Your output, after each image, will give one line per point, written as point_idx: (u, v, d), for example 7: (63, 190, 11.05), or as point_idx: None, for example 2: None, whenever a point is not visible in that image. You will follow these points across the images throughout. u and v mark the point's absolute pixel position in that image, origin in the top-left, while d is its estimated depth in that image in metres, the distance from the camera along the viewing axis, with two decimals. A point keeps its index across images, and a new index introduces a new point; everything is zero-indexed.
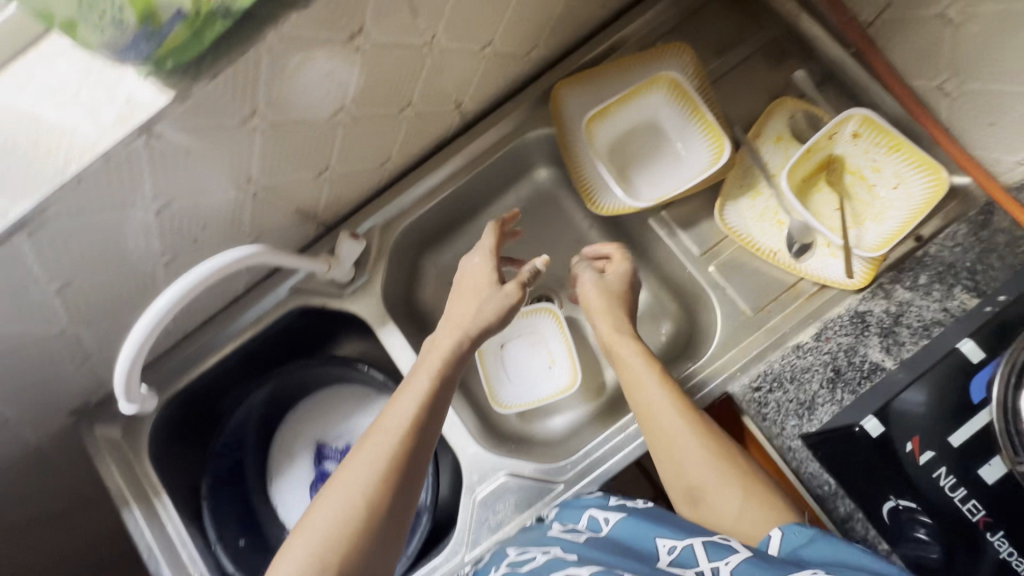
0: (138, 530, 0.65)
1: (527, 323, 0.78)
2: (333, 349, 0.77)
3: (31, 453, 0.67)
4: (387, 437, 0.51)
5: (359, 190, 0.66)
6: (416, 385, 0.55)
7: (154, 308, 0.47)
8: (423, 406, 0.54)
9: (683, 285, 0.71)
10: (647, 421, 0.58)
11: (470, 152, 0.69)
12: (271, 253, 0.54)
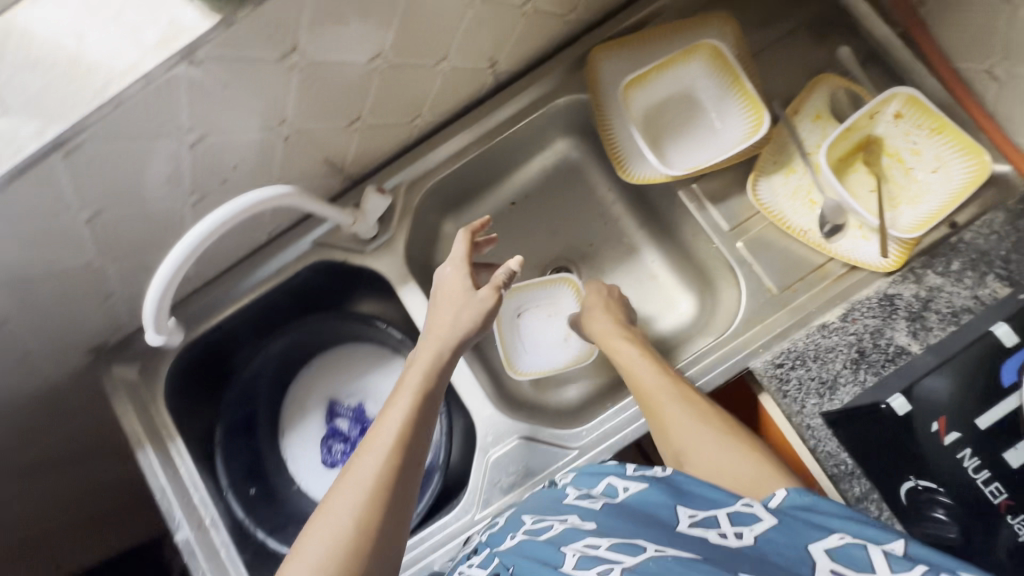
0: (152, 471, 0.66)
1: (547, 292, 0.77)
2: (351, 307, 0.76)
3: (48, 389, 0.67)
4: (385, 439, 0.50)
5: (388, 145, 0.65)
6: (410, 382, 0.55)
7: (184, 243, 0.46)
8: (419, 402, 0.53)
9: (705, 263, 0.72)
10: (645, 399, 0.60)
11: (501, 114, 0.68)
12: (301, 198, 0.53)
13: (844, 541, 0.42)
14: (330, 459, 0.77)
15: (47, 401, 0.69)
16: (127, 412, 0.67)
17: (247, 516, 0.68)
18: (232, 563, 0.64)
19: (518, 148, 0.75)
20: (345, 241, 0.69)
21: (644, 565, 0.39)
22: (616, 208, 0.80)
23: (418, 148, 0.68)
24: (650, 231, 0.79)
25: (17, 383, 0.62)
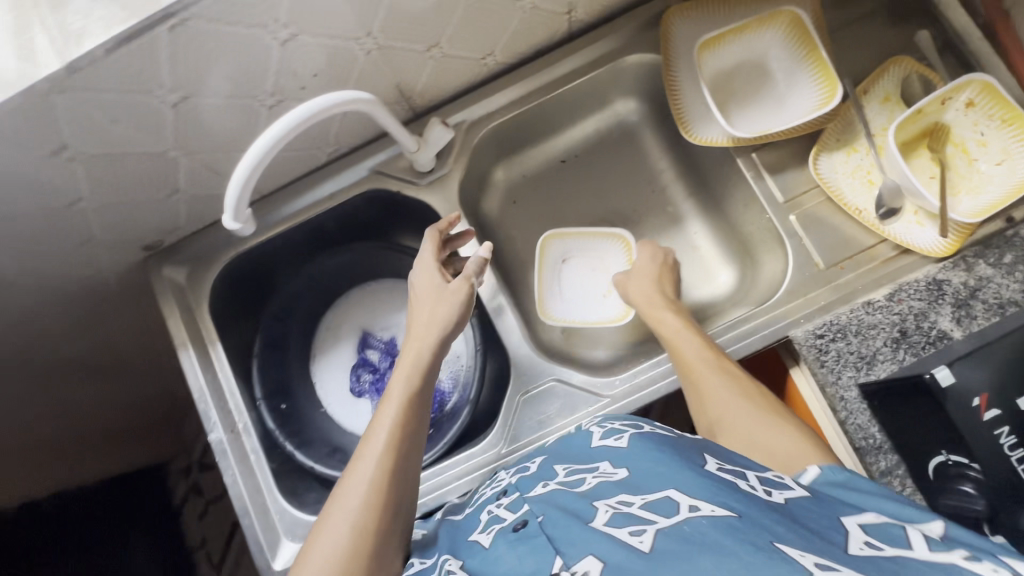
0: (192, 370, 0.68)
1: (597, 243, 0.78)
2: (395, 241, 0.78)
3: (101, 278, 0.69)
4: (376, 461, 0.51)
5: (456, 80, 0.66)
6: (395, 401, 0.55)
7: (263, 138, 0.47)
8: (406, 422, 0.54)
9: (749, 235, 0.73)
10: (685, 368, 0.60)
11: (569, 64, 0.69)
12: (376, 108, 0.53)
13: (881, 520, 0.39)
14: (354, 389, 0.78)
15: (98, 290, 0.71)
16: (172, 312, 0.68)
17: (278, 427, 0.70)
18: (262, 470, 0.66)
19: (578, 102, 0.75)
20: (401, 172, 0.70)
21: (679, 527, 0.38)
22: (665, 176, 0.81)
23: (484, 88, 0.69)
24: (697, 202, 0.79)
25: (75, 266, 0.64)
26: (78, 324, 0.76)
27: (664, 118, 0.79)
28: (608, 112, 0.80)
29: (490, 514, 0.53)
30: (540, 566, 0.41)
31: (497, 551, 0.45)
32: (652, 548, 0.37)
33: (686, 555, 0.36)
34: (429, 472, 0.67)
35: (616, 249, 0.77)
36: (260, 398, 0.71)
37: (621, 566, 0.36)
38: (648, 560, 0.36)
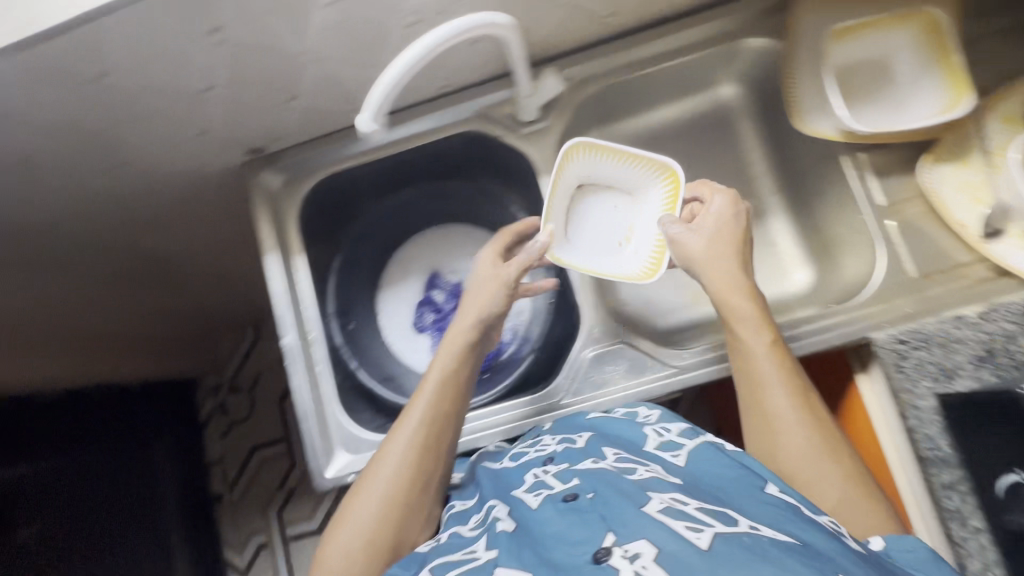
0: (274, 272, 0.69)
1: (632, 173, 0.69)
2: (481, 186, 0.79)
3: (198, 174, 0.71)
4: (407, 444, 0.59)
5: (575, 35, 0.66)
6: (428, 391, 0.62)
7: (416, 49, 0.48)
8: (436, 411, 0.61)
9: (830, 232, 0.72)
10: (749, 385, 0.57)
11: (689, 36, 0.68)
12: (513, 36, 0.54)
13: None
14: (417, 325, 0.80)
15: (194, 184, 0.73)
16: (263, 217, 0.70)
17: (344, 344, 0.73)
18: (326, 380, 0.69)
19: (684, 77, 0.75)
20: (503, 118, 0.70)
21: (739, 537, 0.39)
22: (755, 168, 0.80)
23: (599, 48, 0.69)
24: (783, 198, 0.79)
25: (184, 155, 0.66)
26: (167, 214, 0.79)
27: (767, 109, 0.78)
28: (709, 95, 0.79)
29: (537, 477, 0.55)
30: (590, 536, 0.43)
31: (546, 517, 0.48)
32: (710, 546, 0.38)
33: (748, 559, 0.36)
34: (484, 413, 0.69)
35: (657, 184, 0.68)
36: (331, 313, 0.74)
37: (677, 556, 0.37)
38: (706, 556, 0.37)
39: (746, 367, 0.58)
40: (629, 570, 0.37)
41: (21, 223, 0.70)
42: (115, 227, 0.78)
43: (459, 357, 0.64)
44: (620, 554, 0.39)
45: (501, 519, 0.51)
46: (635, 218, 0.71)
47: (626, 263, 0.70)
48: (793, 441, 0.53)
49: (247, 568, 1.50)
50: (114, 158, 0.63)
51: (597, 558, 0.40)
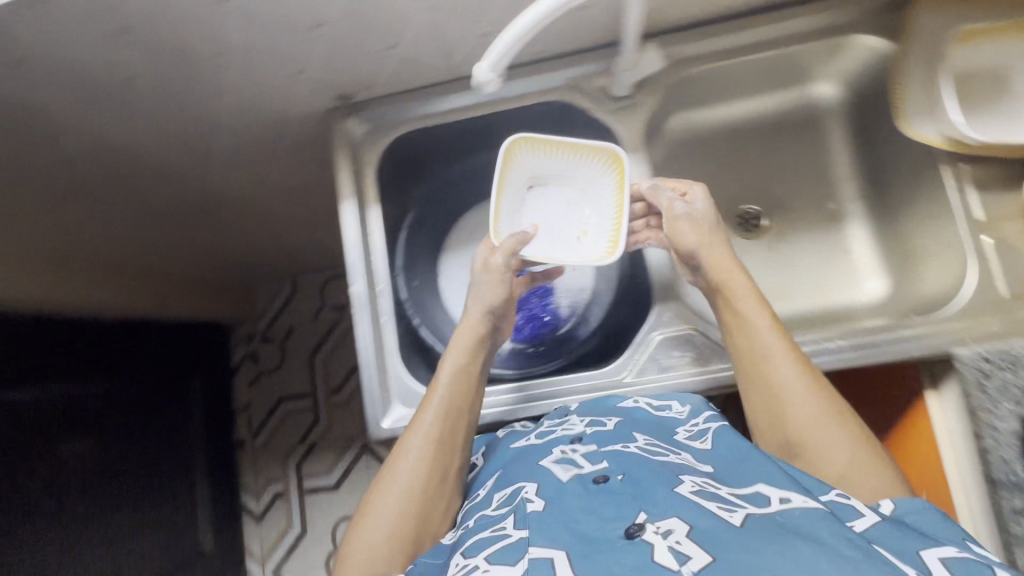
0: (350, 219, 0.70)
1: (578, 166, 0.69)
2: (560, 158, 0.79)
3: (286, 116, 0.71)
4: (424, 437, 0.61)
5: (682, 14, 0.64)
6: (442, 385, 0.64)
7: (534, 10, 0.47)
8: (451, 405, 0.63)
9: (911, 242, 0.71)
10: (748, 363, 0.60)
11: (796, 27, 0.66)
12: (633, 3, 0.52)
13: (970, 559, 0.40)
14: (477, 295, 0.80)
15: (276, 125, 0.73)
16: (345, 165, 0.71)
17: (407, 300, 0.75)
18: (390, 332, 0.69)
19: (781, 69, 0.73)
20: (593, 91, 0.69)
21: (769, 516, 0.44)
22: (839, 172, 0.79)
23: (703, 30, 0.67)
24: (865, 207, 0.78)
25: (275, 94, 0.66)
26: (243, 153, 0.79)
27: (861, 112, 0.76)
28: (804, 91, 0.78)
29: (563, 453, 0.58)
30: (623, 512, 0.47)
31: (572, 489, 0.51)
32: (743, 522, 0.43)
33: (781, 536, 0.41)
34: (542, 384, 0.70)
35: (607, 173, 0.68)
36: (397, 268, 0.76)
37: (711, 532, 0.42)
38: (739, 530, 0.42)
39: (749, 344, 0.60)
40: (665, 543, 0.42)
41: (109, 144, 0.71)
42: (192, 159, 0.79)
43: (472, 351, 0.67)
44: (653, 530, 0.43)
45: (530, 500, 0.51)
46: (586, 208, 0.70)
47: (585, 250, 0.69)
48: (801, 412, 0.56)
49: (261, 514, 1.54)
50: (209, 88, 0.63)
51: (630, 533, 0.44)
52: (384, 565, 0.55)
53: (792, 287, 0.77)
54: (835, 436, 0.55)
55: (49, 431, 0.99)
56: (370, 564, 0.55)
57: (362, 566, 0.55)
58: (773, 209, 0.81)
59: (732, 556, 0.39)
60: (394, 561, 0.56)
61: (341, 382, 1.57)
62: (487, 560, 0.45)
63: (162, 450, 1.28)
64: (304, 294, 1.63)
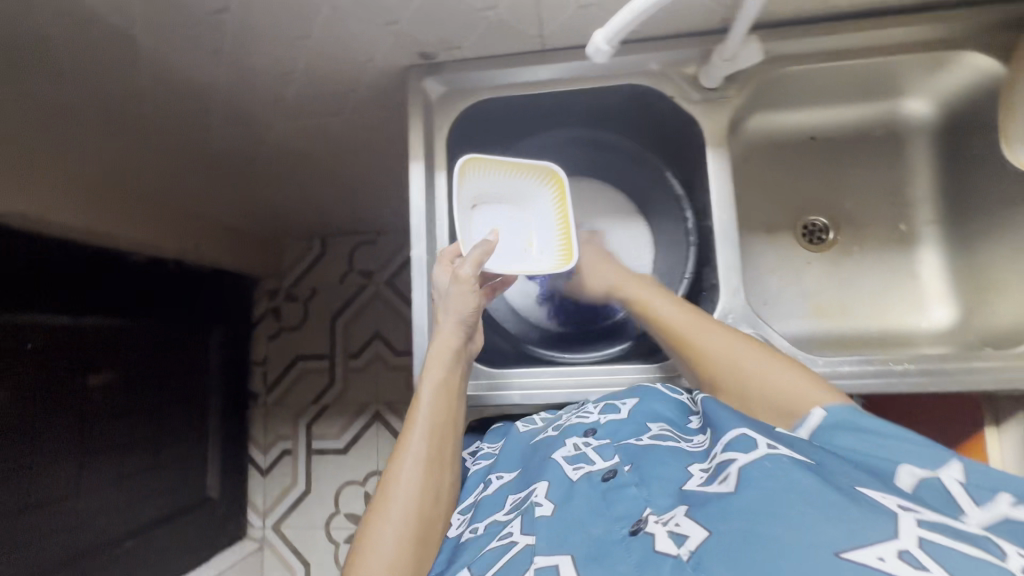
0: (416, 181, 0.69)
1: (514, 181, 0.69)
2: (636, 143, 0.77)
3: (363, 71, 0.70)
4: (414, 460, 0.57)
5: (789, 10, 0.62)
6: (426, 402, 0.60)
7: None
8: (436, 424, 0.60)
9: (988, 271, 0.70)
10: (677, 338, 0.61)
11: (903, 38, 0.64)
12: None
13: (919, 477, 0.42)
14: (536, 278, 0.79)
15: (351, 77, 0.71)
16: (417, 127, 0.69)
17: None
18: None
19: (877, 79, 0.71)
20: (681, 80, 0.67)
21: (757, 463, 0.43)
22: (917, 193, 0.77)
23: (808, 28, 0.64)
24: (939, 230, 0.75)
25: (359, 45, 0.64)
26: (311, 102, 0.77)
27: (951, 134, 0.74)
28: (893, 106, 0.76)
29: (578, 448, 0.58)
30: (631, 511, 0.48)
31: (580, 488, 0.52)
32: (735, 486, 0.42)
33: (786, 494, 0.39)
34: (602, 373, 0.67)
35: (543, 191, 0.70)
36: None
37: (709, 507, 0.42)
38: (734, 494, 0.41)
39: (659, 325, 0.62)
40: (665, 530, 0.43)
41: (181, 78, 0.70)
42: (259, 103, 0.77)
43: (455, 362, 0.62)
44: (655, 521, 0.45)
45: (538, 504, 0.51)
46: (525, 222, 0.70)
47: (536, 260, 0.68)
48: (716, 357, 0.58)
49: (267, 468, 1.52)
50: (295, 31, 0.61)
51: (634, 529, 0.45)
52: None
53: (853, 303, 0.75)
54: (758, 362, 0.56)
55: (57, 367, 0.97)
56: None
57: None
58: (844, 222, 0.78)
59: (726, 523, 0.39)
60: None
61: (360, 347, 1.52)
62: None
63: (174, 396, 1.28)
64: (333, 255, 1.58)
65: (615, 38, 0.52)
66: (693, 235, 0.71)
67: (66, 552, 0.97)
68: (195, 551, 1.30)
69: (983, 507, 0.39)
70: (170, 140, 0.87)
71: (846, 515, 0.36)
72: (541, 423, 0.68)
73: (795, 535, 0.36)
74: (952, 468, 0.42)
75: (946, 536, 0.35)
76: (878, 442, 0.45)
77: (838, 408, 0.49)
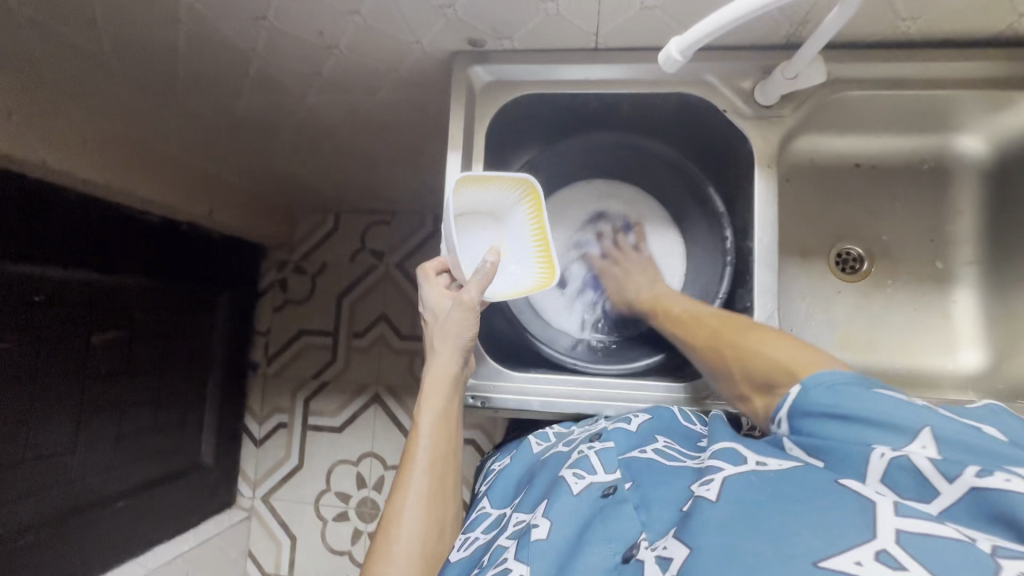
0: (451, 172, 0.66)
1: (494, 194, 0.66)
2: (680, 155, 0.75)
3: (407, 54, 0.67)
4: (416, 496, 0.57)
5: (856, 33, 0.60)
6: (424, 435, 0.60)
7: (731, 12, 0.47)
8: (434, 456, 0.60)
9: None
10: (694, 332, 0.62)
11: (969, 73, 0.62)
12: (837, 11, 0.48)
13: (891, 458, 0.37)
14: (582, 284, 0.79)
15: (394, 57, 0.68)
16: (457, 117, 0.67)
17: None
18: None
19: (934, 112, 0.68)
20: (736, 93, 0.65)
21: (744, 477, 0.41)
22: (958, 232, 0.75)
23: (872, 53, 0.62)
24: (977, 271, 0.74)
25: (408, 25, 0.61)
26: (348, 77, 0.74)
27: (1001, 175, 0.72)
28: (945, 140, 0.74)
29: (580, 452, 0.57)
30: (627, 532, 0.46)
31: (580, 502, 0.51)
32: (718, 496, 0.41)
33: (770, 504, 0.38)
34: (626, 387, 0.66)
35: (518, 203, 0.67)
36: None
37: (691, 522, 0.40)
38: (716, 505, 0.40)
39: (681, 322, 0.65)
40: (652, 556, 0.42)
41: (218, 39, 0.67)
42: (294, 72, 0.74)
43: (452, 392, 0.63)
44: (646, 547, 0.44)
45: (535, 525, 0.49)
46: (504, 236, 0.68)
47: (516, 277, 0.67)
48: (707, 339, 0.60)
49: (262, 439, 1.51)
50: (343, 4, 0.58)
51: (626, 556, 0.44)
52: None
53: (882, 338, 0.74)
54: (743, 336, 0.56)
55: (59, 321, 0.95)
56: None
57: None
58: (881, 254, 0.76)
59: (705, 538, 0.38)
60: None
61: (365, 327, 1.50)
62: None
63: (174, 361, 1.26)
64: (346, 232, 1.55)
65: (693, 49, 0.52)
66: (729, 254, 0.70)
67: (57, 508, 0.96)
68: (184, 516, 1.28)
69: (951, 481, 0.35)
70: (197, 101, 0.84)
71: (820, 520, 0.35)
72: (556, 438, 0.67)
73: (769, 549, 0.35)
74: (922, 439, 0.38)
75: (924, 519, 0.33)
76: (854, 416, 0.41)
77: (816, 387, 0.44)
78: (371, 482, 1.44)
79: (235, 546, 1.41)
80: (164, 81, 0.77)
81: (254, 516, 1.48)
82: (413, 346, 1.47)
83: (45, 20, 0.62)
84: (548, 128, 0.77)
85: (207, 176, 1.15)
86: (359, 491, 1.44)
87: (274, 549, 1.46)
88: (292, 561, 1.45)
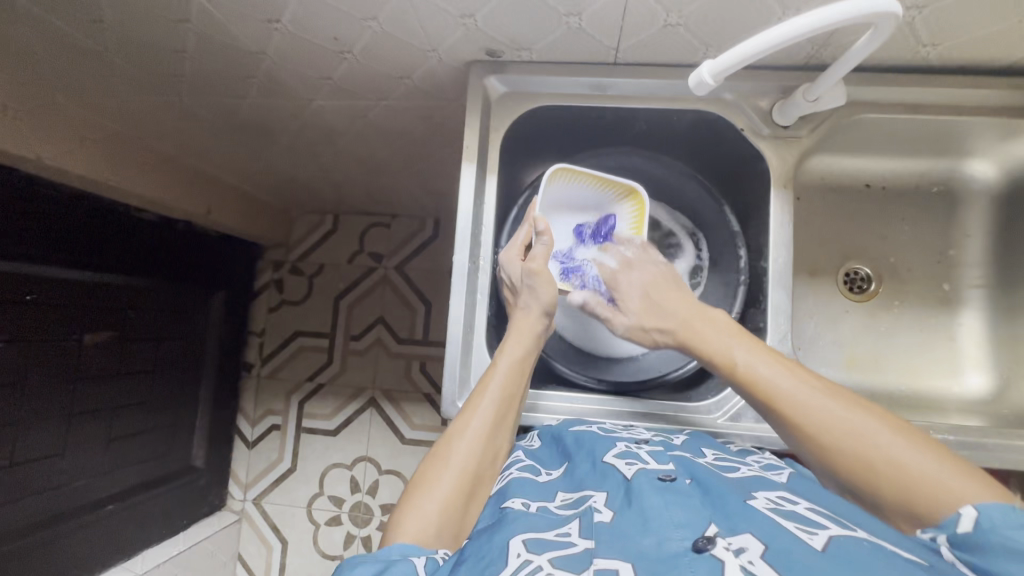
0: (467, 182, 0.65)
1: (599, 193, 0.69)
2: (696, 172, 0.77)
3: (421, 62, 0.66)
4: (481, 420, 0.57)
5: (876, 56, 0.60)
6: (500, 371, 0.60)
7: (761, 40, 0.47)
8: (507, 393, 0.59)
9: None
10: (774, 403, 0.51)
11: (982, 99, 0.62)
12: (870, 38, 0.48)
13: None
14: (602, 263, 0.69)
15: (408, 66, 0.67)
16: (472, 127, 0.66)
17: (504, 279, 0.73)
18: (481, 308, 0.67)
19: (946, 137, 0.68)
20: (754, 111, 0.65)
21: (856, 541, 0.40)
22: (966, 255, 0.76)
23: (890, 77, 0.62)
24: (985, 296, 0.74)
25: (425, 33, 0.60)
26: (359, 83, 0.73)
27: (1010, 201, 0.73)
28: (954, 164, 0.74)
29: (628, 448, 0.56)
30: (691, 520, 0.44)
31: (639, 488, 0.48)
32: (825, 547, 0.39)
33: (867, 564, 0.37)
34: (639, 409, 0.66)
35: (620, 203, 0.69)
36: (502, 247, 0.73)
37: (789, 552, 0.39)
38: (822, 554, 0.38)
39: (755, 383, 0.53)
40: (735, 562, 0.39)
41: (227, 41, 0.65)
42: (302, 77, 0.72)
43: (532, 345, 0.63)
44: (724, 545, 0.41)
45: (597, 510, 0.48)
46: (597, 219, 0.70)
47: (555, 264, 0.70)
48: (832, 434, 0.48)
49: (255, 441, 1.48)
50: (360, 10, 0.57)
51: (698, 546, 0.41)
52: (435, 542, 0.49)
53: (890, 360, 0.74)
54: (878, 437, 0.46)
55: (50, 318, 0.93)
56: (424, 539, 0.49)
57: (414, 540, 0.48)
58: (888, 275, 0.77)
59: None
60: (444, 542, 0.50)
61: (364, 330, 1.48)
62: (552, 563, 0.41)
63: (168, 360, 1.23)
64: (345, 234, 1.53)
65: (722, 75, 0.52)
66: (744, 273, 0.70)
67: (39, 514, 0.92)
68: (173, 519, 1.25)
69: None
70: (201, 102, 0.82)
71: None
72: None
73: None
74: None
75: None
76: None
77: (991, 517, 0.40)
78: (366, 487, 1.42)
79: (224, 550, 1.38)
80: (167, 79, 0.75)
81: (245, 520, 1.45)
82: (411, 351, 1.46)
83: (42, 12, 0.60)
84: (561, 141, 0.77)
85: (205, 175, 1.13)
86: (353, 496, 1.42)
87: (264, 553, 1.43)
88: (282, 565, 1.42)
